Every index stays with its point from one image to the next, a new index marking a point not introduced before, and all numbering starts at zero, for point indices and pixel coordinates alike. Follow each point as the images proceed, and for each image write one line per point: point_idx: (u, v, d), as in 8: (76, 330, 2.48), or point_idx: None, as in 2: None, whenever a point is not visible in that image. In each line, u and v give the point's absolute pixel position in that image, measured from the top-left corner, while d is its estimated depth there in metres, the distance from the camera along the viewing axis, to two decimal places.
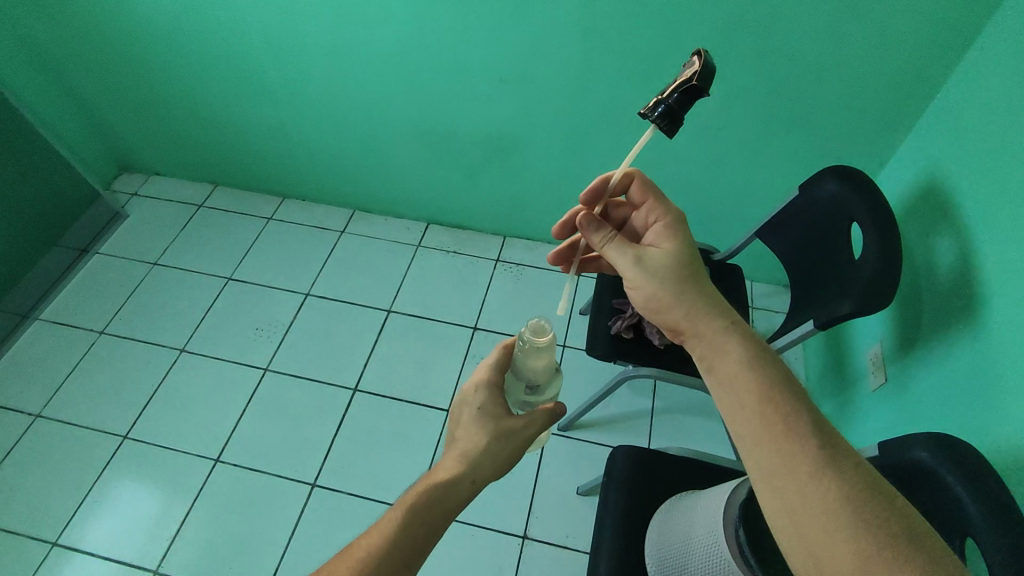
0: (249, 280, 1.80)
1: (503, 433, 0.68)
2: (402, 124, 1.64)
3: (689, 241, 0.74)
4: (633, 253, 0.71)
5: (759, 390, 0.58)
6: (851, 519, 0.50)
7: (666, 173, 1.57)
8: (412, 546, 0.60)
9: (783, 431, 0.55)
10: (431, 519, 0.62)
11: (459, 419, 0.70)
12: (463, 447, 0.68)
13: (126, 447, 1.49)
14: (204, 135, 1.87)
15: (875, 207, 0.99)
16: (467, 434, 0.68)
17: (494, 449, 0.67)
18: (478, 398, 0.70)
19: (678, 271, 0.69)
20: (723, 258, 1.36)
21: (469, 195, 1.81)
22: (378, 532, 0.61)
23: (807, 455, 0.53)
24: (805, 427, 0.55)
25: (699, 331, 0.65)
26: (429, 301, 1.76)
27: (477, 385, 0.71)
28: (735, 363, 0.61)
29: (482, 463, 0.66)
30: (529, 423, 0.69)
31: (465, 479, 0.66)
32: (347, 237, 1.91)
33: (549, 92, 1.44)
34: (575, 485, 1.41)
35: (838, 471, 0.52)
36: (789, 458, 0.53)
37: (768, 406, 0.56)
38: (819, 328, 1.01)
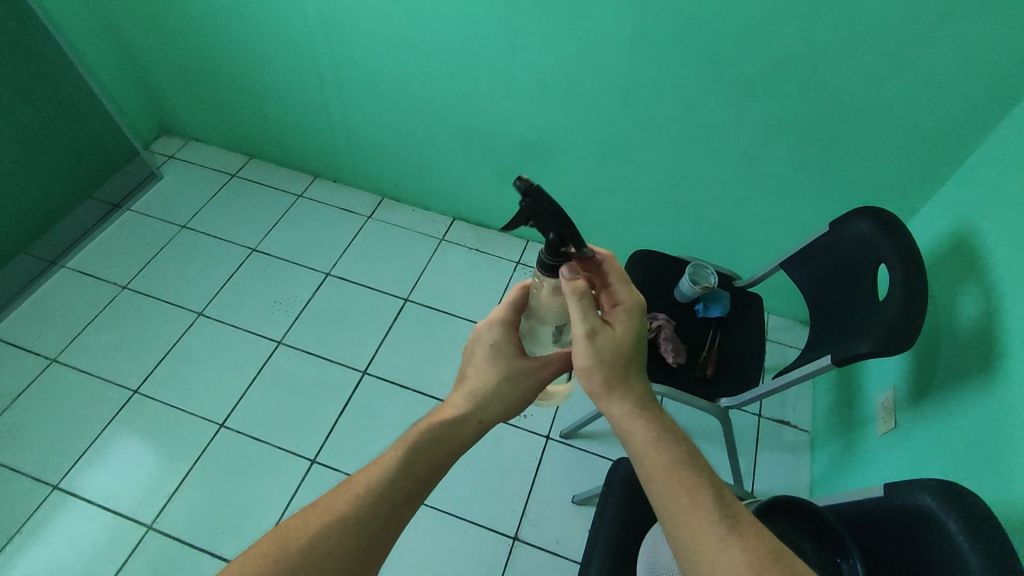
0: (274, 253, 1.83)
1: (514, 373, 0.69)
2: (442, 117, 1.67)
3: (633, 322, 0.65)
4: (590, 323, 0.62)
5: (665, 468, 0.57)
6: None
7: (696, 197, 1.58)
8: (414, 481, 0.63)
9: (686, 500, 0.55)
10: (433, 457, 0.64)
11: (472, 355, 0.72)
12: (473, 384, 0.69)
13: (135, 402, 1.51)
14: (248, 107, 1.91)
15: (904, 251, 1.00)
16: (477, 372, 0.70)
17: (502, 389, 0.69)
18: (493, 336, 0.71)
19: (621, 354, 0.63)
20: (745, 286, 1.36)
21: (498, 195, 1.83)
22: (379, 468, 0.62)
23: (712, 523, 0.53)
24: (706, 499, 0.55)
25: (615, 415, 0.62)
26: (447, 294, 1.78)
27: (492, 322, 0.72)
28: (641, 441, 0.59)
29: (489, 404, 0.69)
30: (544, 365, 0.70)
31: (472, 418, 0.68)
32: (373, 223, 1.94)
33: (590, 103, 1.46)
34: (570, 493, 1.41)
35: (741, 540, 0.53)
36: (695, 529, 0.54)
37: (671, 482, 0.56)
38: (834, 364, 1.00)
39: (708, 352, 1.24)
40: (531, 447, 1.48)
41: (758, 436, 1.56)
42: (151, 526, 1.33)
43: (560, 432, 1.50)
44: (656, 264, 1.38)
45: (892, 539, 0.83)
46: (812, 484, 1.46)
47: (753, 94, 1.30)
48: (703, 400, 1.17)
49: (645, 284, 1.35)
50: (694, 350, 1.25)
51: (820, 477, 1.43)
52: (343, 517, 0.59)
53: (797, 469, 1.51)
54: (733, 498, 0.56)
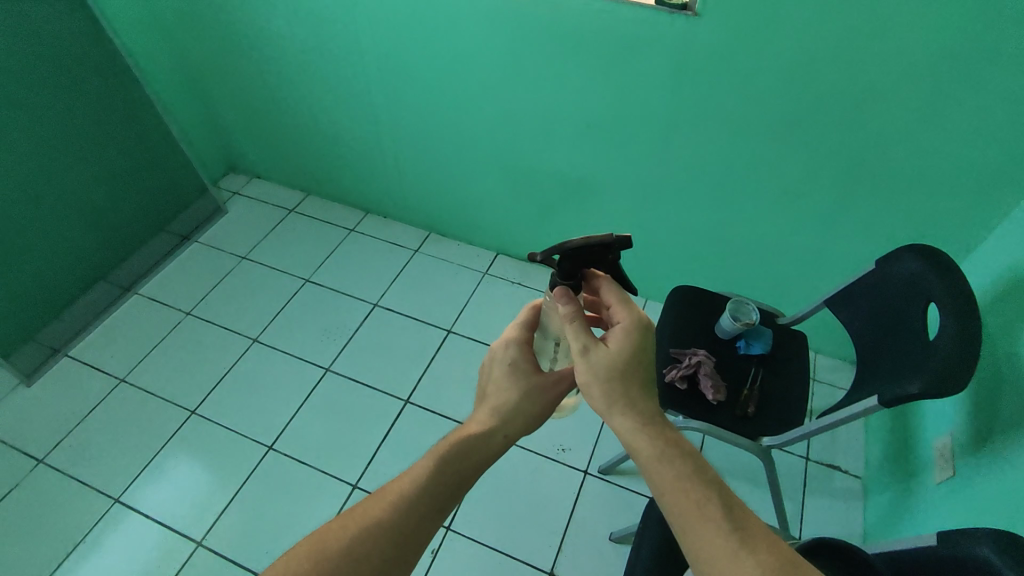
0: (326, 284, 1.92)
1: (534, 388, 0.70)
2: (488, 156, 1.74)
3: (631, 337, 0.64)
4: (580, 342, 0.64)
5: (674, 481, 0.57)
6: None
7: (739, 233, 1.58)
8: (444, 491, 0.64)
9: (697, 516, 0.55)
10: (461, 468, 0.65)
11: (491, 374, 0.73)
12: (495, 400, 0.70)
13: (192, 422, 1.59)
14: (308, 147, 2.04)
15: (955, 288, 0.98)
16: (499, 388, 0.71)
17: (526, 401, 0.70)
18: (509, 354, 0.73)
19: (621, 366, 0.63)
20: (788, 323, 1.34)
21: (541, 231, 1.88)
22: (411, 478, 0.64)
23: (723, 537, 0.54)
24: (716, 512, 0.55)
25: (620, 429, 0.61)
26: (489, 326, 1.81)
27: (507, 342, 0.73)
28: (648, 458, 0.59)
29: (514, 418, 0.69)
30: (561, 380, 0.72)
31: (497, 432, 0.69)
32: (420, 256, 2.01)
33: (632, 141, 1.50)
34: (608, 531, 1.39)
35: (754, 553, 0.53)
36: (705, 546, 0.54)
37: (680, 498, 0.56)
38: (881, 405, 0.97)
39: (750, 390, 1.22)
40: (568, 481, 1.47)
41: (806, 480, 1.51)
42: (200, 542, 1.39)
43: (598, 468, 1.48)
44: (696, 300, 1.38)
45: None
46: (866, 534, 1.39)
47: (793, 132, 1.32)
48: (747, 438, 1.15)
49: (684, 320, 1.35)
50: (735, 387, 1.24)
51: (874, 526, 1.37)
52: (378, 526, 0.61)
53: (849, 517, 1.44)
54: (742, 508, 0.56)
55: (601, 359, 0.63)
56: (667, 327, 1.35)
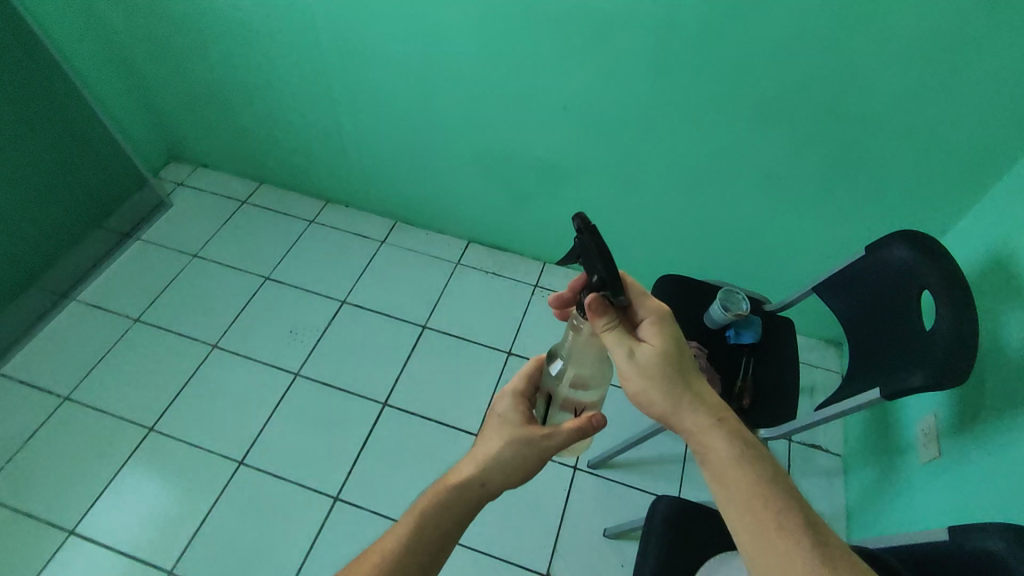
0: (288, 281, 1.80)
1: (517, 441, 0.69)
2: (458, 142, 1.65)
3: (673, 330, 0.66)
4: (629, 346, 0.63)
5: (751, 486, 0.57)
6: None
7: (718, 217, 1.56)
8: (425, 547, 0.65)
9: (775, 527, 0.56)
10: (441, 523, 0.66)
11: (485, 425, 0.73)
12: (480, 452, 0.71)
13: (150, 440, 1.47)
14: (259, 133, 1.88)
15: (949, 279, 0.97)
16: (486, 441, 0.71)
17: (508, 455, 0.69)
18: (502, 407, 0.73)
19: (667, 368, 0.64)
20: (775, 310, 1.33)
21: (514, 218, 1.81)
22: (393, 539, 0.65)
23: (804, 554, 0.54)
24: (795, 523, 0.56)
25: (690, 427, 0.63)
26: (465, 320, 1.74)
27: (504, 394, 0.74)
28: (723, 462, 0.59)
29: (496, 472, 0.69)
30: (550, 434, 0.69)
31: (478, 485, 0.69)
32: (387, 247, 1.91)
33: (611, 126, 1.45)
34: (601, 526, 1.37)
35: (834, 569, 0.54)
36: (788, 557, 0.54)
37: (760, 504, 0.57)
38: (881, 398, 0.97)
39: (743, 381, 1.22)
40: (558, 478, 1.44)
41: (790, 461, 1.53)
42: (171, 572, 1.29)
43: (588, 462, 1.46)
44: (685, 289, 1.35)
45: None
46: (849, 511, 1.43)
47: (777, 116, 1.29)
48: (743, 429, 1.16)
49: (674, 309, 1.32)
50: (729, 379, 1.23)
51: (857, 504, 1.40)
52: None
53: (831, 494, 1.48)
54: (821, 524, 0.57)
55: (648, 355, 0.64)
56: None
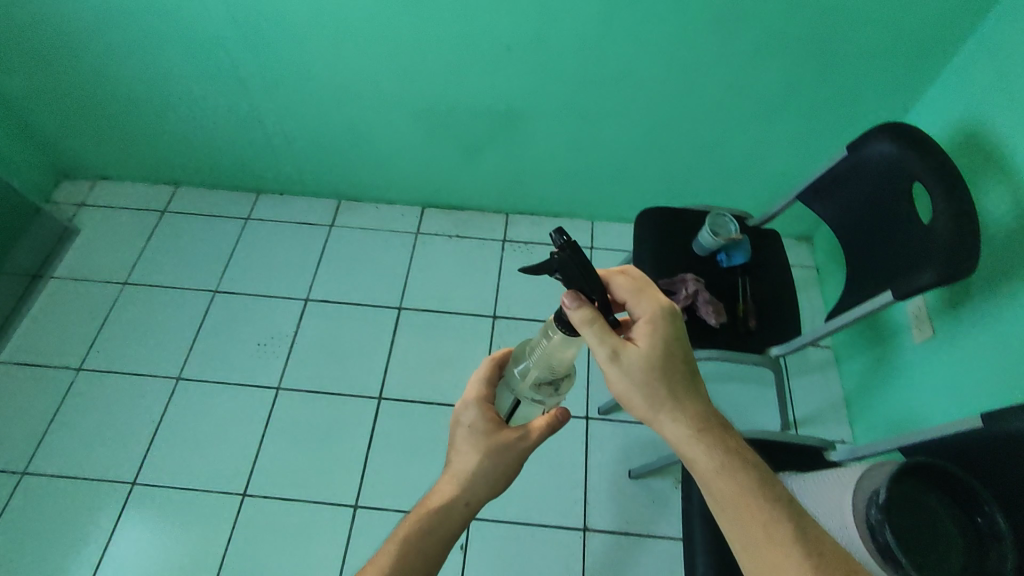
0: (240, 290, 1.63)
1: (493, 452, 0.67)
2: (394, 102, 1.49)
3: (668, 332, 0.61)
4: (611, 348, 0.58)
5: (734, 496, 0.59)
6: None
7: (682, 137, 1.50)
8: (415, 573, 0.64)
9: (763, 534, 0.57)
10: (427, 545, 0.65)
11: (455, 436, 0.70)
12: (456, 467, 0.68)
13: (137, 494, 1.35)
14: (162, 130, 1.65)
15: (936, 165, 0.96)
16: (460, 455, 0.68)
17: (485, 467, 0.67)
18: (470, 418, 0.68)
19: (653, 374, 0.60)
20: (758, 224, 1.32)
21: (469, 174, 1.69)
22: (379, 569, 0.63)
23: (792, 562, 0.55)
24: (781, 531, 0.57)
25: (674, 434, 0.61)
26: (441, 292, 1.65)
27: (467, 404, 0.69)
28: (707, 470, 0.60)
29: (475, 485, 0.67)
30: (523, 437, 0.68)
31: (459, 501, 0.67)
32: (338, 231, 1.76)
33: (560, 59, 1.33)
34: (626, 468, 1.39)
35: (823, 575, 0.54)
36: (775, 562, 0.55)
37: (744, 512, 0.58)
38: (896, 299, 0.97)
39: (745, 304, 1.21)
40: (574, 432, 1.43)
41: (785, 363, 1.57)
42: None
43: (599, 409, 1.45)
44: (669, 220, 1.31)
45: (996, 471, 0.81)
46: (848, 398, 1.50)
47: (735, 20, 1.21)
48: (755, 352, 1.16)
49: (663, 244, 1.28)
50: (731, 304, 1.22)
51: (855, 391, 1.46)
52: None
53: (829, 386, 1.54)
54: (811, 528, 0.58)
55: (633, 359, 0.60)
56: (648, 256, 1.27)
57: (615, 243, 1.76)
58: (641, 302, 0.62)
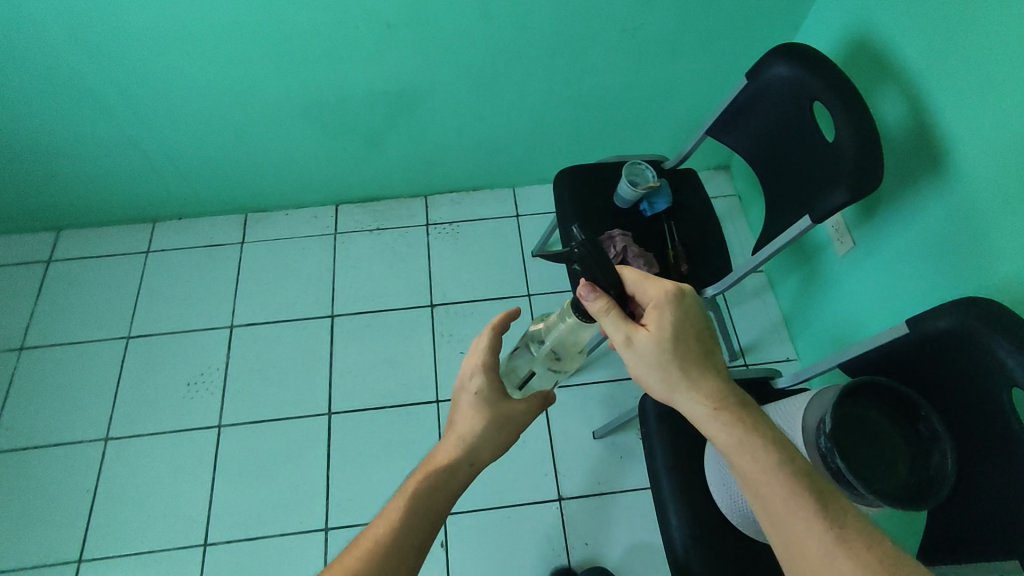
0: (155, 330, 1.51)
1: (502, 418, 0.68)
2: (280, 101, 1.38)
3: (679, 319, 0.64)
4: (624, 332, 0.63)
5: (757, 470, 0.59)
6: None
7: (587, 89, 1.46)
8: (423, 529, 0.61)
9: (784, 506, 0.57)
10: (435, 504, 0.63)
11: (459, 401, 0.70)
12: (462, 429, 0.68)
13: (87, 570, 1.25)
14: (23, 172, 1.46)
15: (834, 83, 0.96)
16: (466, 418, 0.68)
17: (492, 432, 0.68)
18: (477, 384, 0.69)
19: (664, 359, 0.64)
20: (675, 165, 1.31)
21: (378, 163, 1.60)
22: (388, 523, 0.60)
23: (813, 534, 0.55)
24: (803, 503, 0.57)
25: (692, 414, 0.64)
26: (373, 291, 1.58)
27: (474, 369, 0.70)
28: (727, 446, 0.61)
29: (482, 447, 0.67)
30: (525, 408, 0.70)
31: (465, 462, 0.67)
32: (251, 246, 1.64)
33: (447, 29, 1.25)
34: (590, 430, 1.40)
35: (846, 545, 0.54)
36: (796, 532, 0.56)
37: (765, 486, 0.58)
38: (813, 223, 0.98)
39: (674, 249, 1.21)
40: None
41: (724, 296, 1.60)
42: None
43: None
44: (587, 177, 1.28)
45: (929, 371, 0.85)
46: (786, 318, 1.55)
47: None
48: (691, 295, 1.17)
49: (585, 204, 1.25)
50: (660, 252, 1.22)
51: (792, 310, 1.51)
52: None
53: (767, 309, 1.58)
54: (837, 500, 0.57)
55: (645, 345, 0.63)
56: (572, 217, 1.24)
57: (541, 207, 1.73)
58: (652, 289, 0.65)
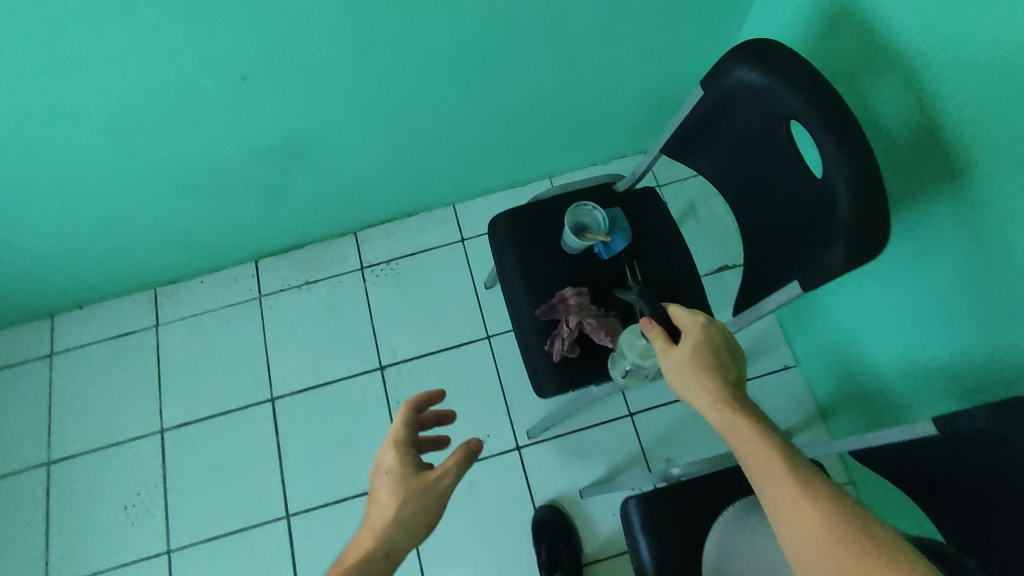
0: (77, 450, 1.34)
1: (414, 492, 0.63)
2: (143, 177, 1.14)
3: (713, 336, 0.66)
4: (663, 346, 0.68)
5: (745, 440, 0.58)
6: (841, 553, 0.50)
7: (511, 96, 1.20)
8: None
9: (772, 472, 0.56)
10: None
11: (375, 488, 0.65)
12: (377, 517, 0.62)
13: None
14: None
15: (816, 98, 0.73)
16: (382, 502, 0.63)
17: (409, 509, 0.62)
18: (390, 463, 0.66)
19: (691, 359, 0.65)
20: (630, 187, 1.07)
21: (286, 214, 1.36)
22: None
23: (798, 497, 0.53)
24: (786, 469, 0.55)
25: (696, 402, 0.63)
26: (312, 362, 1.39)
27: (386, 451, 0.67)
28: (719, 423, 0.61)
29: (400, 530, 0.61)
30: (441, 476, 0.65)
31: (380, 551, 0.59)
32: (166, 329, 1.44)
33: (313, 66, 1.00)
34: (576, 488, 1.26)
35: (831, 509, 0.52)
36: (782, 496, 0.54)
37: (751, 456, 0.57)
38: (806, 289, 0.76)
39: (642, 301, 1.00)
40: (510, 467, 1.28)
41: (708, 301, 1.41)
42: None
43: (529, 435, 1.29)
44: (525, 222, 1.05)
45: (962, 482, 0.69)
46: (781, 319, 1.36)
47: None
48: None
49: (528, 259, 1.03)
50: (625, 305, 1.00)
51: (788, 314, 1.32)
52: None
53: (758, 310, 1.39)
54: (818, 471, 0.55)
55: (674, 353, 0.66)
56: (513, 278, 1.02)
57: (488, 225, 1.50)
58: (687, 312, 0.68)
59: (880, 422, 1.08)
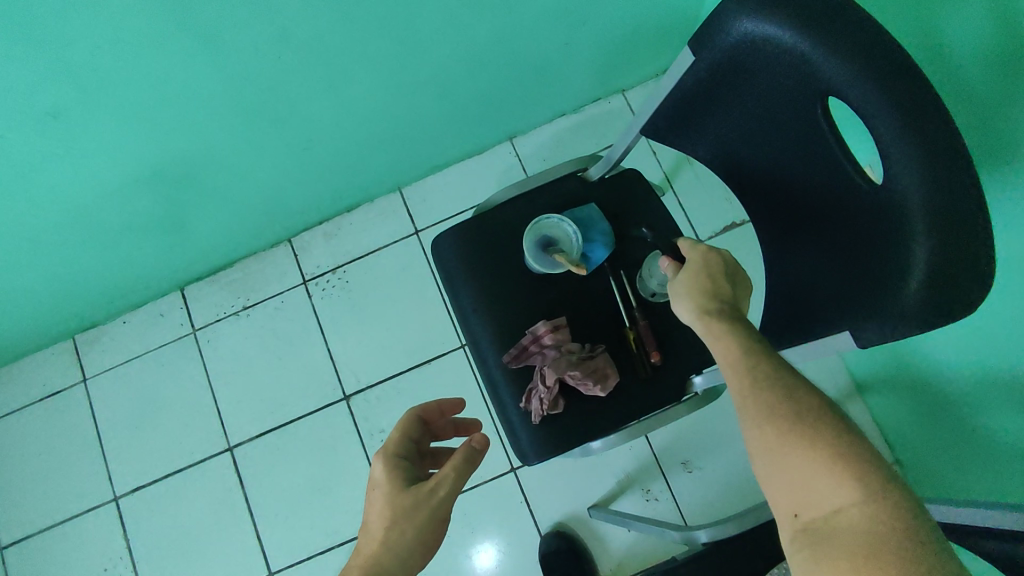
0: (25, 534, 1.20)
1: (407, 510, 0.57)
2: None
3: (727, 257, 0.54)
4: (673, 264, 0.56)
5: (737, 347, 0.46)
6: (827, 469, 0.39)
7: (436, 60, 0.93)
8: None
9: (762, 381, 0.44)
10: None
11: (369, 504, 0.60)
12: (370, 544, 0.56)
13: None
14: None
15: (870, 61, 0.47)
16: (373, 522, 0.57)
17: (401, 533, 0.56)
18: (383, 473, 0.61)
19: (698, 272, 0.53)
20: (604, 175, 0.84)
21: (197, 235, 1.14)
22: None
23: (788, 408, 0.42)
24: (780, 381, 0.43)
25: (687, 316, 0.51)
26: (266, 399, 1.21)
27: (381, 457, 0.62)
28: (705, 329, 0.49)
29: (395, 558, 0.55)
30: (435, 488, 0.58)
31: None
32: (95, 381, 1.25)
33: (146, 63, 0.74)
34: (583, 508, 1.11)
35: (824, 424, 0.41)
36: (769, 408, 0.42)
37: (739, 363, 0.45)
38: (862, 345, 0.53)
39: (635, 329, 0.78)
40: (506, 491, 1.13)
41: None
42: None
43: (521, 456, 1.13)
44: (477, 239, 0.83)
45: None
46: None
47: None
48: (672, 403, 0.77)
49: (486, 289, 0.81)
50: (616, 334, 0.79)
51: None
52: None
53: None
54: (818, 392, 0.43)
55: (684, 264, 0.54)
56: (471, 316, 0.81)
57: (444, 209, 1.25)
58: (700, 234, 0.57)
59: (928, 414, 0.90)
